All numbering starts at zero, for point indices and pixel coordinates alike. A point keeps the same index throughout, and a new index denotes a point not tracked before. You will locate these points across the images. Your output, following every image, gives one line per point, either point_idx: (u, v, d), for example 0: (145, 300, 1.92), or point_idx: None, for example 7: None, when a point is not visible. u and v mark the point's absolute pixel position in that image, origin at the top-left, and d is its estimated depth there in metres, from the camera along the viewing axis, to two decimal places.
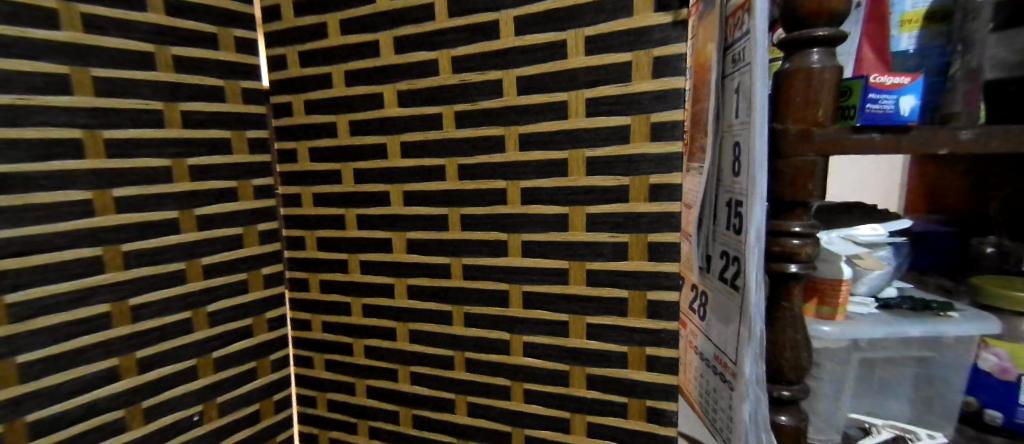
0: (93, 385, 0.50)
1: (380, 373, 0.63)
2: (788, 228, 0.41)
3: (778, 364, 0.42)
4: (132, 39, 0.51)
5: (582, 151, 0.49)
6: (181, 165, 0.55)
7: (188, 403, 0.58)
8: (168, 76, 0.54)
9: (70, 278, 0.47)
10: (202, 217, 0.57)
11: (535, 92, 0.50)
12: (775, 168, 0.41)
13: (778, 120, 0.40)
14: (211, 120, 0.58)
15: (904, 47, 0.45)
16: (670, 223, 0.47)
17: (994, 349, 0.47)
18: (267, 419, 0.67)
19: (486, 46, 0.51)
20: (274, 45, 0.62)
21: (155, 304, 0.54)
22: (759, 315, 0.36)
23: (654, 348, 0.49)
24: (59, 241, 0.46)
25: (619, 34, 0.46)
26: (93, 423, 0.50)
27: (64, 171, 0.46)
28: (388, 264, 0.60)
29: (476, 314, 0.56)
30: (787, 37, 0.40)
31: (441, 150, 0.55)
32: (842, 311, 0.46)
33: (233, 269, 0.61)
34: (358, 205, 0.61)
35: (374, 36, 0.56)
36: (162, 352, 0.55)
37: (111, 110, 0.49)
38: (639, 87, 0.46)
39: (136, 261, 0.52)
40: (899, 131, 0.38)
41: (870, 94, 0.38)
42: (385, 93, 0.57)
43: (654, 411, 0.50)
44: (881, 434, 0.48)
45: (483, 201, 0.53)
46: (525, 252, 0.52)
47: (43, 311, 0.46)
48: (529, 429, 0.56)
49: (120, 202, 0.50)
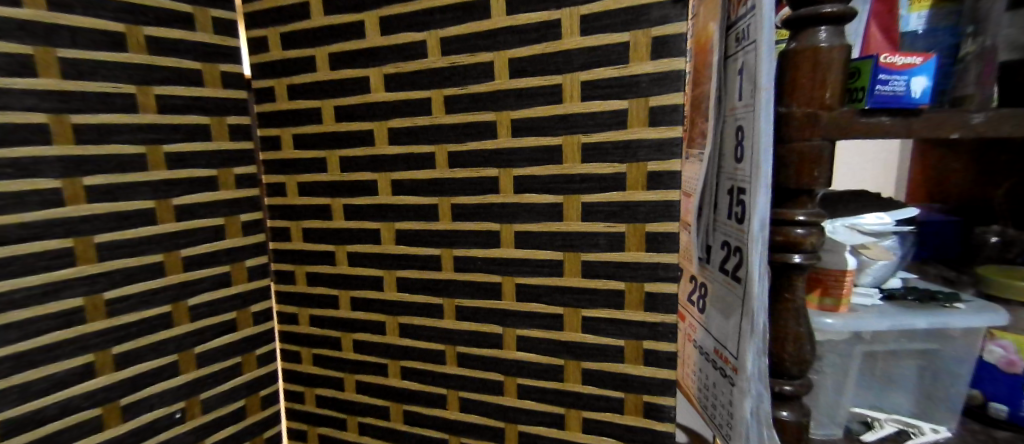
0: (67, 382, 0.47)
1: (368, 368, 0.62)
2: (793, 216, 0.39)
3: (780, 357, 0.41)
4: (102, 17, 0.48)
5: (577, 137, 0.46)
6: (157, 151, 0.53)
7: (170, 399, 0.56)
8: (141, 58, 0.51)
9: (38, 271, 0.45)
10: (179, 206, 0.55)
11: (525, 75, 0.47)
12: (780, 154, 0.39)
13: (784, 104, 0.38)
14: (189, 105, 0.56)
15: (914, 27, 0.44)
16: (669, 212, 0.45)
17: (1000, 341, 0.47)
18: (252, 416, 0.65)
19: (475, 26, 0.48)
20: (255, 26, 0.59)
21: (131, 298, 0.51)
22: (761, 308, 0.34)
23: (652, 341, 0.47)
24: (24, 232, 0.44)
25: (616, 12, 0.43)
26: (68, 422, 0.48)
27: (29, 157, 0.44)
28: (376, 256, 0.58)
29: (467, 306, 0.54)
30: (794, 14, 0.38)
31: (429, 136, 0.52)
32: (845, 302, 0.44)
33: (215, 261, 0.59)
34: (345, 195, 0.58)
35: (359, 16, 0.53)
36: (140, 348, 0.53)
37: (80, 93, 0.47)
38: (637, 68, 0.44)
39: (109, 252, 0.50)
40: (909, 114, 0.36)
41: (880, 75, 0.36)
42: (372, 77, 0.54)
43: (652, 406, 0.48)
44: (884, 428, 0.46)
45: (476, 190, 0.51)
46: (518, 242, 0.50)
47: (10, 306, 0.43)
48: (523, 425, 0.54)
49: (91, 191, 0.48)
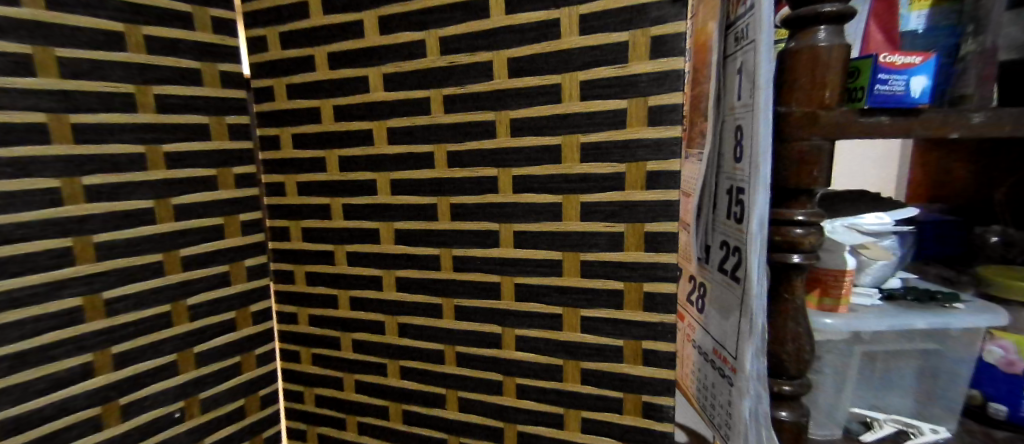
0: (66, 382, 0.47)
1: (368, 367, 0.62)
2: (792, 216, 0.39)
3: (779, 357, 0.41)
4: (101, 17, 0.48)
5: (577, 137, 0.46)
6: (156, 151, 0.53)
7: (169, 399, 0.56)
8: (140, 57, 0.51)
9: (37, 270, 0.45)
10: (179, 205, 0.55)
11: (524, 74, 0.47)
12: (779, 153, 0.38)
13: (783, 103, 0.38)
14: (188, 104, 0.56)
15: (915, 26, 0.44)
16: (668, 211, 0.45)
17: (1001, 341, 0.46)
18: (252, 415, 0.65)
19: (474, 25, 0.48)
20: (255, 26, 0.59)
21: (130, 297, 0.52)
22: (760, 308, 0.34)
23: (651, 341, 0.47)
24: (23, 231, 0.44)
25: (616, 12, 0.43)
26: (67, 421, 0.48)
27: (28, 157, 0.44)
28: (375, 255, 0.58)
29: (466, 306, 0.54)
30: (793, 13, 0.38)
31: (429, 136, 0.52)
32: (845, 302, 0.44)
33: (214, 261, 0.59)
34: (344, 194, 0.58)
35: (358, 15, 0.53)
36: (139, 347, 0.53)
37: (79, 93, 0.47)
38: (637, 68, 0.44)
39: (109, 252, 0.50)
40: (908, 113, 0.36)
41: (880, 74, 0.36)
42: (371, 76, 0.54)
43: (651, 405, 0.48)
44: (883, 428, 0.46)
45: (475, 190, 0.51)
46: (517, 242, 0.50)
47: (9, 305, 0.44)
48: (522, 425, 0.54)
49: (90, 190, 0.48)
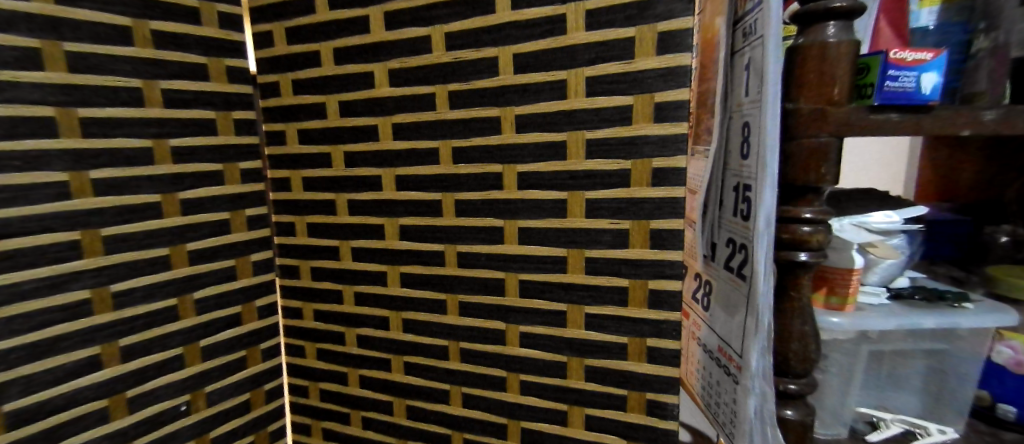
0: (72, 374, 0.48)
1: (372, 362, 0.62)
2: (799, 214, 0.38)
3: (785, 356, 0.40)
4: (109, 11, 0.48)
5: (582, 133, 0.46)
6: (162, 145, 0.53)
7: (175, 392, 0.56)
8: (148, 52, 0.51)
9: (46, 263, 0.45)
10: (186, 200, 0.55)
11: (530, 70, 0.47)
12: (787, 150, 0.38)
13: (791, 100, 0.38)
14: (195, 99, 0.56)
15: (925, 22, 0.43)
16: (673, 209, 0.44)
17: (1008, 341, 0.46)
18: (256, 409, 0.65)
19: (481, 21, 0.48)
20: (260, 21, 0.59)
21: (137, 291, 0.52)
22: (766, 305, 0.34)
23: (656, 339, 0.47)
24: (32, 225, 0.44)
25: (620, 7, 0.43)
26: (74, 413, 0.48)
27: (37, 150, 0.44)
28: (379, 251, 0.58)
29: (470, 302, 0.54)
30: (802, 9, 0.37)
31: (432, 132, 0.52)
32: (852, 301, 0.44)
33: (220, 255, 0.59)
34: (349, 190, 0.58)
35: (364, 11, 0.53)
36: (146, 341, 0.53)
37: (87, 86, 0.47)
38: (642, 64, 0.43)
39: (116, 245, 0.50)
40: (919, 111, 0.36)
41: (891, 71, 0.35)
42: (376, 72, 0.54)
43: (655, 403, 0.48)
44: (890, 428, 0.45)
45: (479, 186, 0.51)
46: (521, 238, 0.50)
47: (18, 297, 0.44)
48: (525, 421, 0.54)
49: (97, 184, 0.48)
